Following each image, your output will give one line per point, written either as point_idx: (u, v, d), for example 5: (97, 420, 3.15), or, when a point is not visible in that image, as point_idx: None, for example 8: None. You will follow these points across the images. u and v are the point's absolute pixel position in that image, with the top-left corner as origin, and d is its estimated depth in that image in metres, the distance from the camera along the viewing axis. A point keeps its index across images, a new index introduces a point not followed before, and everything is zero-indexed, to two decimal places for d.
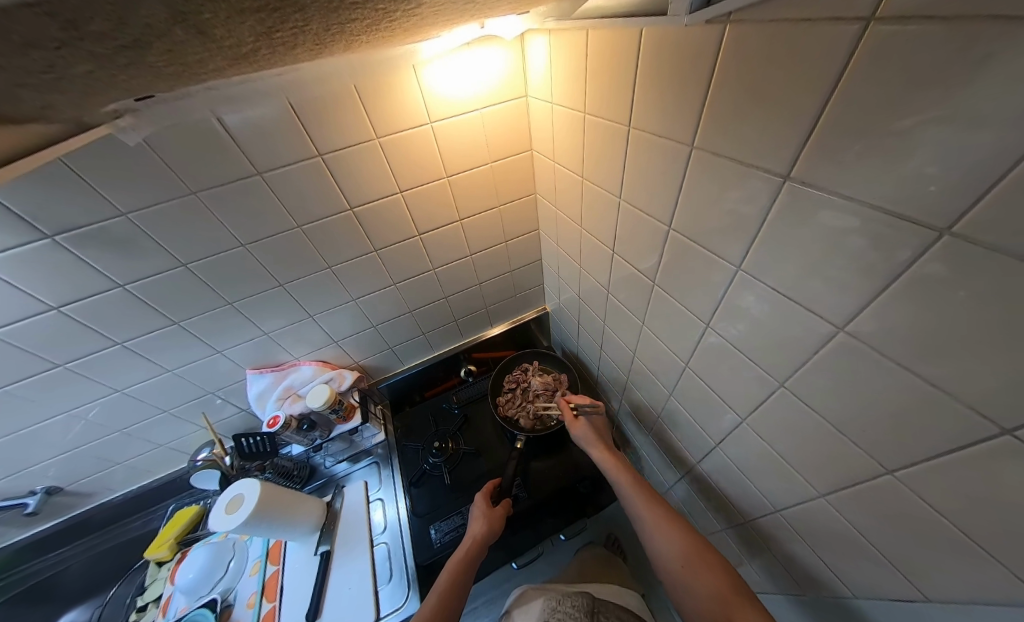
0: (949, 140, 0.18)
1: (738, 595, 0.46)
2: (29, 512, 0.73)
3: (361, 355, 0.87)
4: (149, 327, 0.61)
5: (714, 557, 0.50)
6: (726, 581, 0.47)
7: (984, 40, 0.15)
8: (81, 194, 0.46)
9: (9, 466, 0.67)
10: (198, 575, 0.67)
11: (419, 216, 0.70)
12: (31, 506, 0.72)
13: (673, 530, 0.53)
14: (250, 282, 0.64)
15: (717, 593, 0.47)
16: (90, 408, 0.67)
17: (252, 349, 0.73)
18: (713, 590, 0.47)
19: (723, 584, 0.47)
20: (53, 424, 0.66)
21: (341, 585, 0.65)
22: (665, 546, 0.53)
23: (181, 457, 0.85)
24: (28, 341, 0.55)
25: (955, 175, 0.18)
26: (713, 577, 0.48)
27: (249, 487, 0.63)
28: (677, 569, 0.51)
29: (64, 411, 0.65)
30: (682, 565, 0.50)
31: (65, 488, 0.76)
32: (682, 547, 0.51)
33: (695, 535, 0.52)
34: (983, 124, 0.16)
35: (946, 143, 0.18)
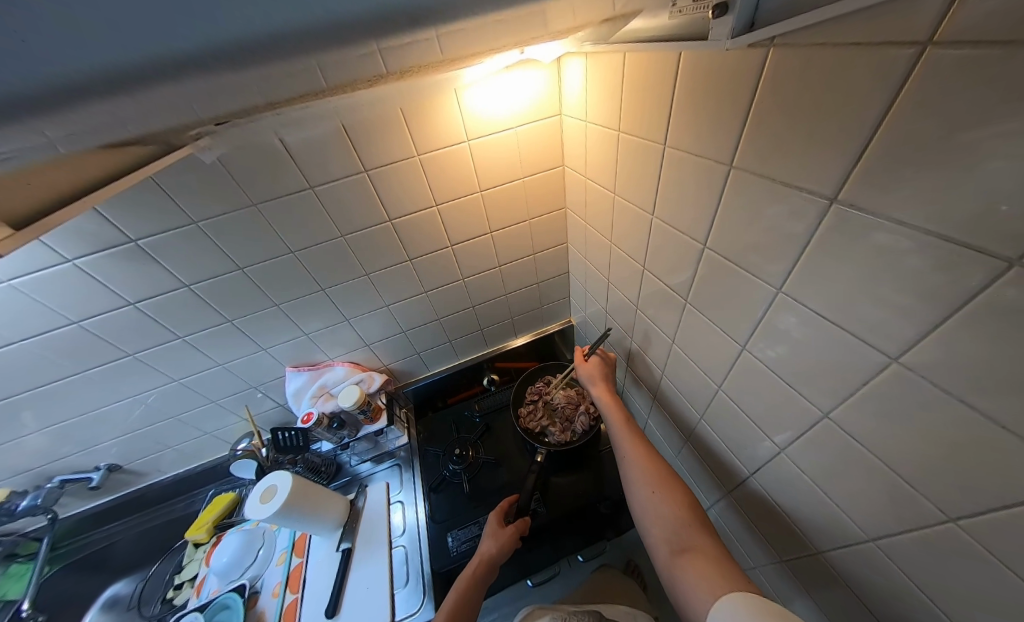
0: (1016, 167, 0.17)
1: (699, 523, 0.47)
2: (92, 486, 0.80)
3: (390, 359, 0.91)
4: (206, 324, 0.68)
5: (679, 488, 0.51)
6: (687, 507, 0.49)
7: None
8: (162, 205, 0.52)
9: (81, 442, 0.75)
10: (230, 559, 0.71)
11: (451, 228, 0.73)
12: (95, 480, 0.80)
13: (650, 466, 0.55)
14: (296, 286, 0.69)
15: (677, 520, 0.48)
16: (151, 394, 0.74)
17: (293, 348, 0.78)
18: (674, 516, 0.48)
19: (686, 511, 0.48)
20: (120, 406, 0.73)
21: (360, 582, 0.67)
22: (638, 475, 0.54)
23: (222, 446, 0.91)
24: (108, 331, 0.62)
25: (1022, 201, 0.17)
26: (676, 504, 0.49)
27: (281, 478, 0.67)
28: (641, 489, 0.53)
29: (129, 396, 0.72)
30: (650, 491, 0.52)
31: (124, 466, 0.84)
32: (652, 480, 0.53)
33: (669, 471, 0.54)
34: None
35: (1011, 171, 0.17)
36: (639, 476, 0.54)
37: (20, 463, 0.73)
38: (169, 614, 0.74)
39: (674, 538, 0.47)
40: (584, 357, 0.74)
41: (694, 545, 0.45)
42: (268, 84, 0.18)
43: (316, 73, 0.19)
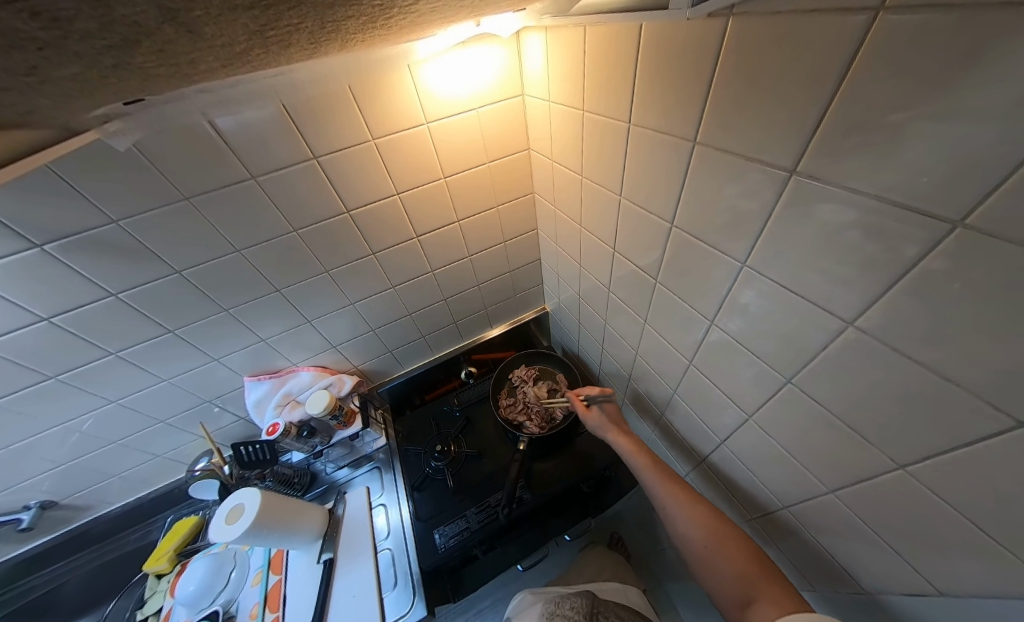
0: (968, 125, 0.17)
1: (765, 573, 0.47)
2: (23, 528, 0.71)
3: (360, 359, 0.86)
4: (143, 336, 0.60)
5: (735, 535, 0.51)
6: (750, 557, 0.48)
7: (996, 26, 0.15)
8: (70, 202, 0.45)
9: (2, 481, 0.66)
10: (198, 587, 0.65)
11: (416, 218, 0.69)
12: (26, 521, 0.70)
13: (700, 514, 0.53)
14: (246, 287, 0.63)
15: (741, 574, 0.48)
16: (85, 420, 0.65)
17: (249, 356, 0.72)
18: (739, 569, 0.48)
19: (750, 561, 0.48)
20: (47, 437, 0.64)
21: (345, 592, 0.64)
22: (689, 530, 0.53)
23: (180, 467, 0.83)
24: (19, 353, 0.54)
25: (971, 158, 0.18)
26: (737, 553, 0.49)
27: (249, 495, 0.62)
28: (701, 548, 0.52)
29: (59, 424, 0.64)
30: (705, 542, 0.51)
31: (61, 502, 0.75)
32: (705, 534, 0.52)
33: (718, 514, 0.53)
34: (997, 109, 0.16)
35: (956, 142, 0.18)
36: (694, 533, 0.53)
37: None
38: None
39: (738, 590, 0.47)
40: (587, 407, 0.74)
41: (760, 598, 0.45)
42: (142, 14, 0.14)
43: (221, 6, 0.16)
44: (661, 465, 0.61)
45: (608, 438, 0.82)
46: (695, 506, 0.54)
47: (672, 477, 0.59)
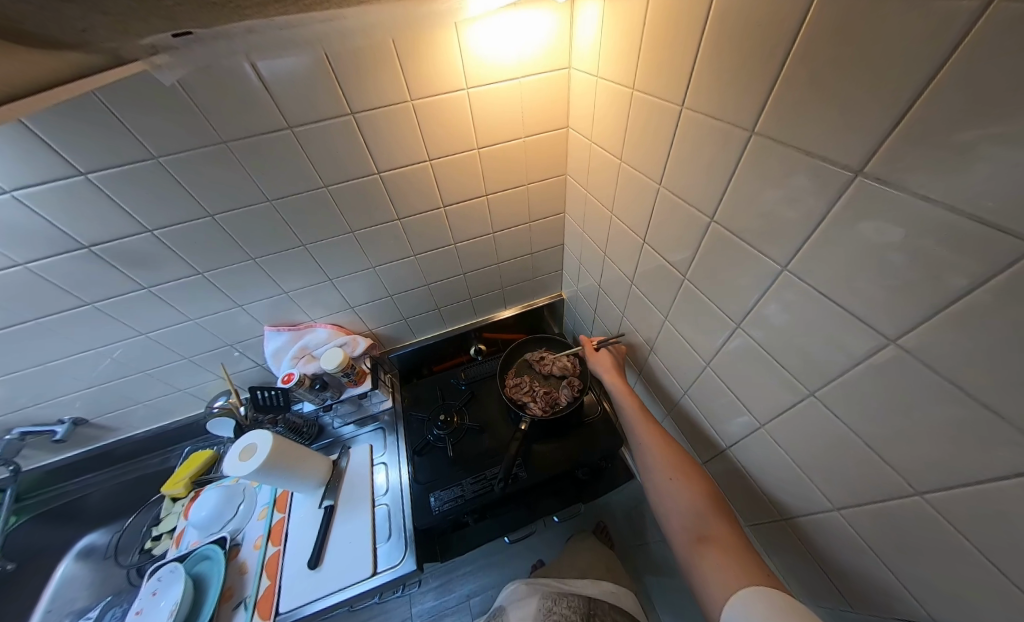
0: None
1: (718, 513, 0.49)
2: (57, 439, 0.77)
3: (374, 323, 0.88)
4: (175, 275, 0.63)
5: (698, 478, 0.53)
6: (707, 497, 0.51)
7: None
8: (115, 134, 0.46)
9: (40, 393, 0.71)
10: (210, 514, 0.71)
11: (445, 187, 0.68)
12: (59, 434, 0.76)
13: (667, 451, 0.56)
14: (274, 240, 0.64)
15: (696, 509, 0.50)
16: (117, 348, 0.69)
17: (269, 307, 0.74)
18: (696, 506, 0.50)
19: (707, 501, 0.50)
20: (82, 359, 0.68)
21: (343, 537, 0.69)
22: (654, 460, 0.56)
23: (198, 403, 0.88)
24: (60, 277, 0.57)
25: None
26: (695, 492, 0.51)
27: (261, 436, 0.65)
28: (661, 481, 0.54)
29: (93, 348, 0.68)
30: (669, 478, 0.54)
31: (90, 421, 0.80)
32: (669, 466, 0.55)
33: (686, 456, 0.56)
34: None
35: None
36: (658, 466, 0.56)
37: None
38: (148, 563, 0.75)
39: (693, 528, 0.49)
40: (593, 348, 0.77)
41: (713, 536, 0.47)
42: None
43: None
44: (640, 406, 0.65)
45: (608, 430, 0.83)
46: (664, 444, 0.57)
47: (647, 417, 0.63)
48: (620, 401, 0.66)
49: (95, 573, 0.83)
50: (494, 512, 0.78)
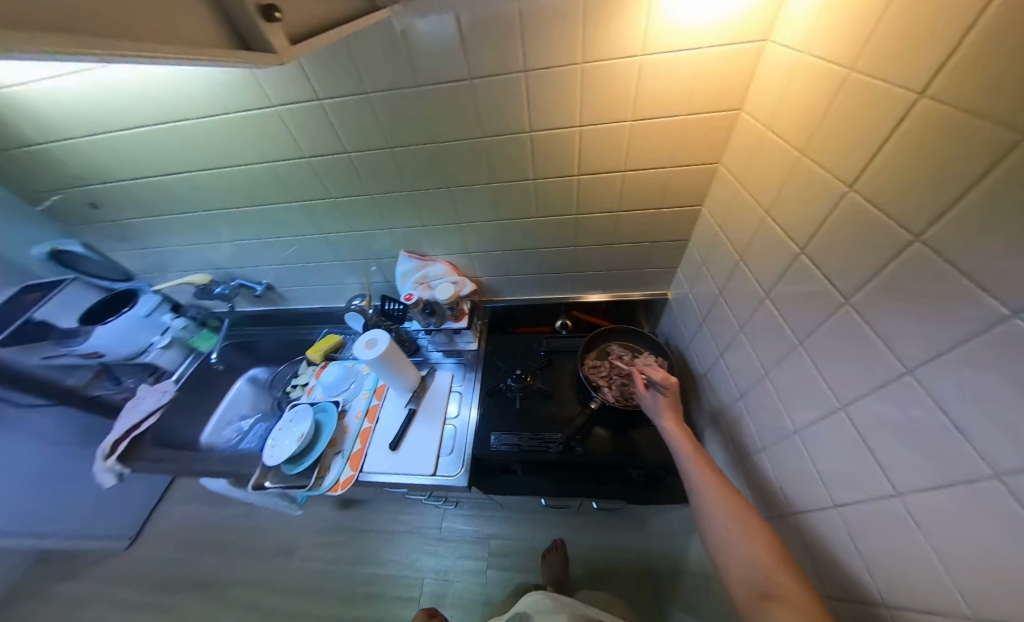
0: None
1: (790, 571, 0.43)
2: (258, 294, 1.06)
3: (481, 271, 0.97)
4: (356, 193, 0.76)
5: (767, 529, 0.48)
6: (775, 551, 0.46)
7: None
8: (344, 69, 0.56)
9: (254, 261, 0.97)
10: (334, 381, 0.92)
11: (586, 156, 0.68)
12: (259, 290, 1.03)
13: (728, 497, 0.52)
14: (429, 177, 0.74)
15: (760, 562, 0.45)
16: (305, 241, 0.89)
17: (408, 235, 0.87)
18: (774, 568, 0.44)
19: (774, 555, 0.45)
20: (283, 243, 0.90)
21: (417, 436, 0.82)
22: (713, 504, 0.53)
23: (339, 298, 1.11)
24: (289, 178, 0.73)
25: None
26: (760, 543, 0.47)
27: (382, 336, 0.80)
28: (721, 527, 0.50)
29: (291, 237, 0.88)
30: (727, 525, 0.50)
31: (277, 289, 1.08)
32: (728, 513, 0.51)
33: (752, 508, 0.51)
34: None
35: None
36: (717, 510, 0.52)
37: (220, 262, 0.99)
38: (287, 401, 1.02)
39: (755, 583, 0.44)
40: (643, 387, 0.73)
41: (785, 596, 0.41)
42: None
43: None
44: (700, 449, 0.62)
45: None
46: (726, 489, 0.54)
47: (708, 461, 0.59)
48: (676, 442, 0.64)
49: (255, 396, 1.15)
50: (543, 472, 0.84)
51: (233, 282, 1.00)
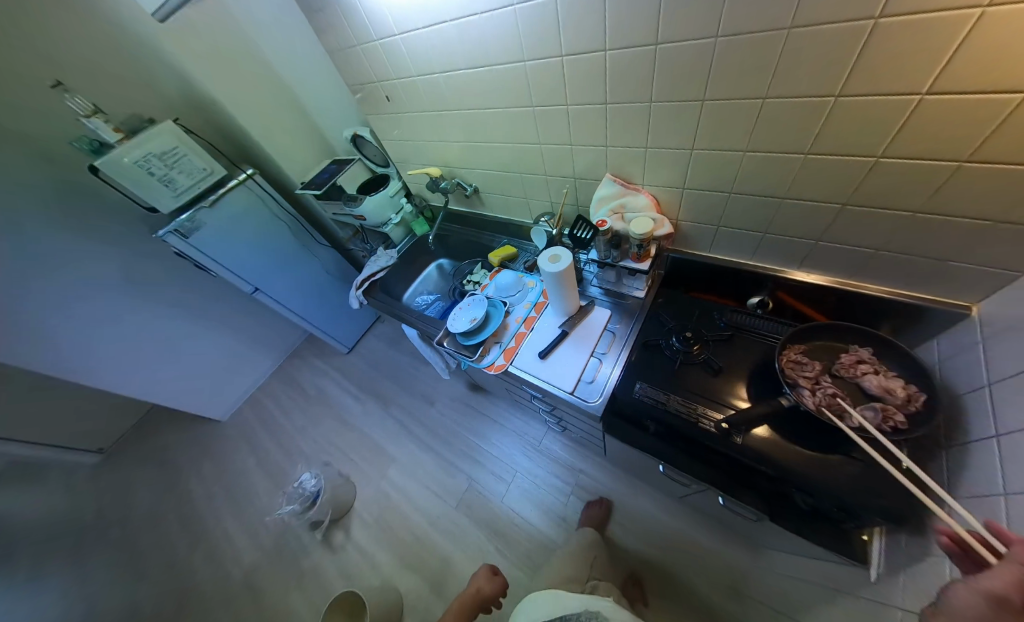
0: None
1: None
2: (467, 194, 1.23)
3: (687, 215, 0.83)
4: (592, 100, 0.72)
5: None
6: None
7: None
8: None
9: (473, 162, 1.11)
10: (506, 285, 1.04)
11: (958, 63, 0.41)
12: (468, 191, 1.20)
13: None
14: (683, 87, 0.61)
15: None
16: (522, 147, 0.94)
17: (621, 158, 0.80)
18: None
19: None
20: (504, 148, 0.98)
21: (564, 354, 0.88)
22: None
23: (525, 214, 1.19)
24: (536, 77, 0.75)
25: None
26: None
27: (565, 254, 0.83)
28: None
29: (511, 142, 0.94)
30: None
31: (480, 193, 1.22)
32: None
33: None
34: None
35: None
36: None
37: (449, 159, 1.16)
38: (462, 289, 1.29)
39: None
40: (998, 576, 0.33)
41: None
42: None
43: None
44: None
45: (875, 496, 0.60)
46: None
47: None
48: None
49: (440, 280, 1.50)
50: (676, 445, 0.78)
51: (452, 180, 1.19)
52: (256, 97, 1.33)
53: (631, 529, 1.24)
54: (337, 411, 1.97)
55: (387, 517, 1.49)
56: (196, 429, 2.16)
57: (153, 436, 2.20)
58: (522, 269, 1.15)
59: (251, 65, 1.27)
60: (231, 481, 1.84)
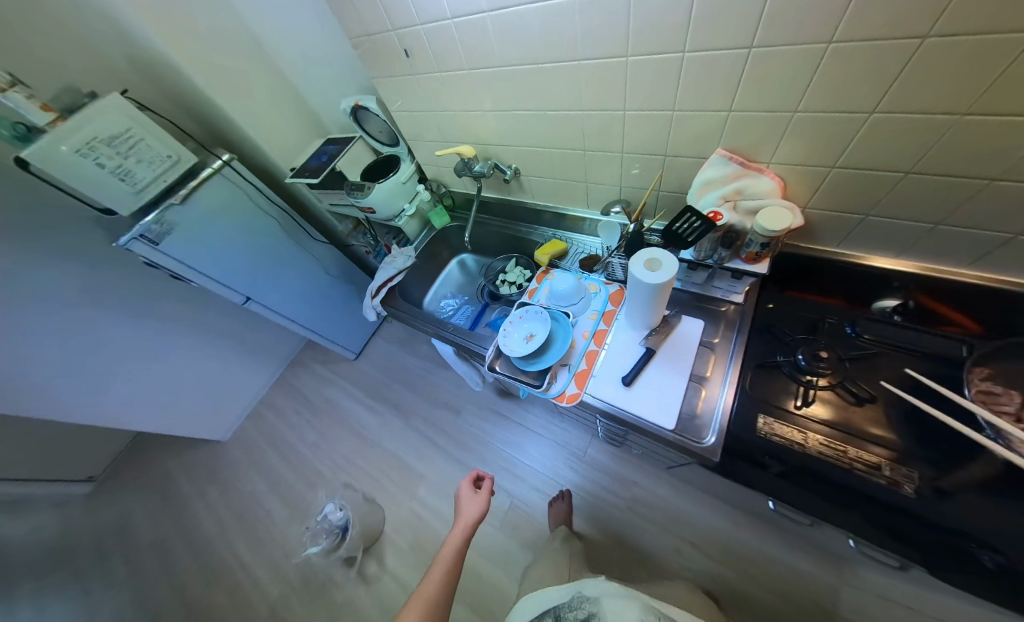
0: None
1: None
2: (504, 179, 1.00)
3: (821, 203, 0.64)
4: (727, 45, 0.49)
5: None
6: None
7: None
8: None
9: (516, 137, 0.88)
10: (566, 292, 0.86)
11: None
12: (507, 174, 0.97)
13: None
14: (899, 16, 0.37)
15: None
16: (594, 114, 0.70)
17: (751, 123, 0.57)
18: None
19: None
20: (566, 117, 0.74)
21: (654, 380, 0.72)
22: None
23: (579, 200, 0.97)
24: (641, 12, 0.51)
25: None
26: None
27: (665, 257, 0.63)
28: None
29: (579, 109, 0.71)
30: None
31: (521, 175, 0.99)
32: None
33: None
34: None
35: None
36: None
37: (484, 133, 0.93)
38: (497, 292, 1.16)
39: None
40: None
41: None
42: None
43: None
44: None
45: None
46: None
47: None
48: None
49: (465, 279, 1.35)
50: (812, 493, 0.59)
51: (486, 161, 0.97)
52: (241, 70, 1.11)
53: (697, 545, 1.15)
54: (352, 424, 1.81)
55: (422, 541, 1.37)
56: (197, 449, 1.98)
57: (150, 457, 2.03)
58: (577, 269, 0.96)
59: (228, 28, 1.05)
60: (242, 505, 1.70)
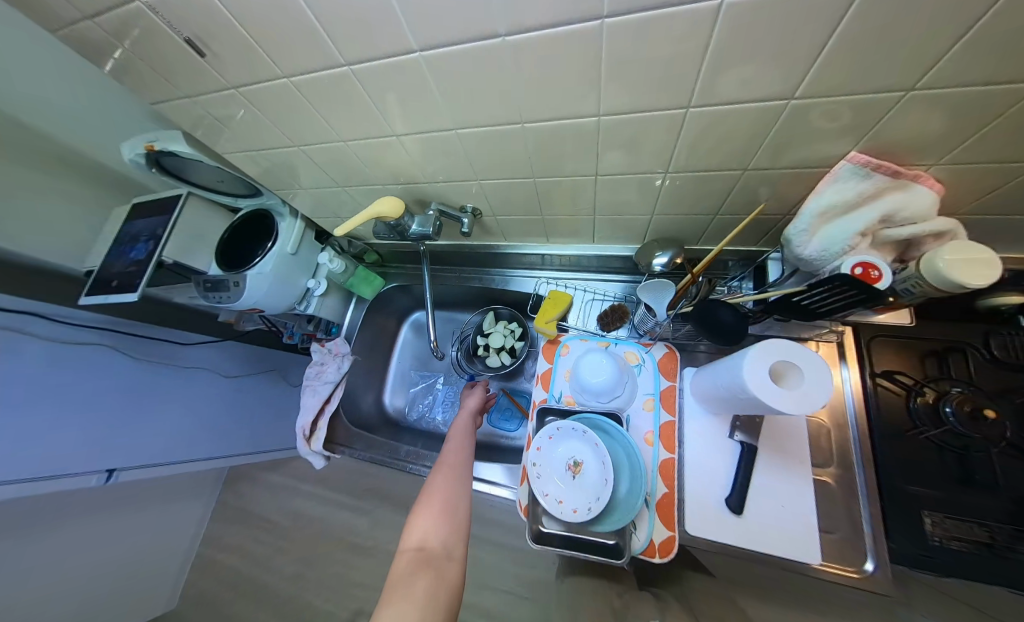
0: None
1: None
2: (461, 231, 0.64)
3: (968, 204, 0.43)
4: None
5: None
6: None
7: None
8: None
9: (468, 169, 0.53)
10: (608, 385, 0.58)
11: None
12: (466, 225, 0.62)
13: None
14: None
15: None
16: (618, 122, 0.39)
17: (962, 101, 0.29)
18: None
19: None
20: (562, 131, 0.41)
21: (769, 493, 0.52)
22: None
23: (580, 235, 0.67)
24: None
25: None
26: None
27: (799, 349, 0.37)
28: None
29: (590, 116, 0.38)
30: None
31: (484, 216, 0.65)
32: None
33: None
34: None
35: None
36: None
37: (409, 170, 0.55)
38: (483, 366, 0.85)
39: None
40: None
41: None
42: None
43: None
44: None
45: None
46: None
47: None
48: None
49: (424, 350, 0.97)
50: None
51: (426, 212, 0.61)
52: None
53: None
54: None
55: None
56: None
57: None
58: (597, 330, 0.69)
59: None
60: None
